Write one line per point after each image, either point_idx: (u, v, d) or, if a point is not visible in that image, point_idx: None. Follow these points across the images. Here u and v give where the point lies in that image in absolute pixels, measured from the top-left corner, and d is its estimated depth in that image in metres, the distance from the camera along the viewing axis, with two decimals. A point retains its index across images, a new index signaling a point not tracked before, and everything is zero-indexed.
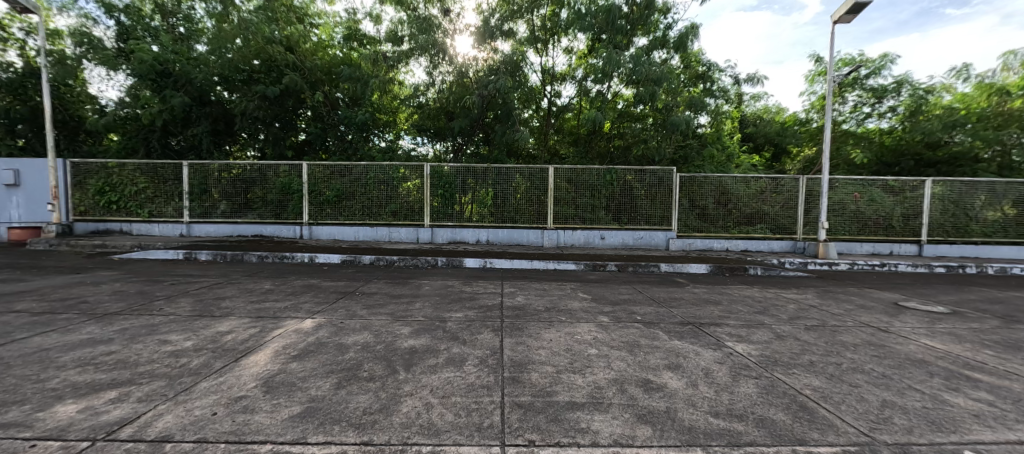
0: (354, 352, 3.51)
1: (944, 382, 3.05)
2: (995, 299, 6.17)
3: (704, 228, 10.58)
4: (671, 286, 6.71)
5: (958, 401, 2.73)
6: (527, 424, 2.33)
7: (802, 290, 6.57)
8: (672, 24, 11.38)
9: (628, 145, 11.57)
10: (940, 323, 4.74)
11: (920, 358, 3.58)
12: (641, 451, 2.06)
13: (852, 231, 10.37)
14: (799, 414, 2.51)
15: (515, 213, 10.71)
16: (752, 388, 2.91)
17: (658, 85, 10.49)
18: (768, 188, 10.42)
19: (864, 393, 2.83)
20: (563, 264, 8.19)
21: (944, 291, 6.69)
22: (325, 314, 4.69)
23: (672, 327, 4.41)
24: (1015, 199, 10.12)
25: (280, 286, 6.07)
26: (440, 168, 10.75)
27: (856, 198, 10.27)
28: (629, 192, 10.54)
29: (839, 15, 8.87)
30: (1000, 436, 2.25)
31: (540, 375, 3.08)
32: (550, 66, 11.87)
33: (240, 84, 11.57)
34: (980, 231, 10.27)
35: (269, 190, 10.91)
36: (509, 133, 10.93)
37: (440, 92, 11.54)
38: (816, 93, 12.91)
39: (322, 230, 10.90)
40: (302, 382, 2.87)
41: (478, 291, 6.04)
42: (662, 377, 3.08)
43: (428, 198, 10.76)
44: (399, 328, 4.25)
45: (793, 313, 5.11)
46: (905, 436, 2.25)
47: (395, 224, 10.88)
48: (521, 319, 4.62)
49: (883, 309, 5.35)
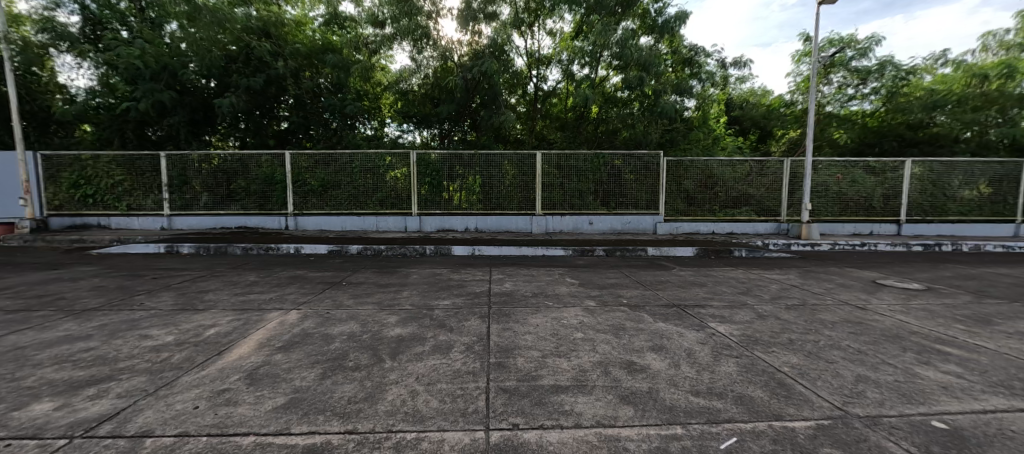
0: (340, 342, 3.49)
1: (916, 356, 3.16)
2: (968, 275, 6.38)
3: (691, 212, 10.67)
4: (658, 270, 6.78)
5: (928, 374, 2.83)
6: (512, 408, 2.37)
7: (784, 271, 6.70)
8: (662, 9, 11.22)
9: (615, 130, 11.46)
10: (915, 299, 4.90)
11: (895, 334, 3.70)
12: (622, 431, 2.10)
13: (835, 213, 10.56)
14: (777, 390, 2.58)
15: (504, 200, 10.66)
16: (733, 366, 2.98)
17: (645, 70, 10.46)
18: (754, 170, 10.47)
19: (840, 368, 2.92)
20: (552, 249, 8.22)
21: (921, 269, 6.89)
22: (311, 305, 4.66)
23: (657, 310, 4.47)
24: (991, 178, 10.38)
25: (266, 278, 6.00)
26: (426, 155, 10.58)
27: (840, 179, 10.40)
28: (618, 177, 10.52)
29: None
30: (965, 406, 2.35)
31: (525, 360, 3.10)
32: (535, 50, 11.72)
33: (220, 72, 11.06)
34: (957, 210, 10.54)
35: (252, 181, 10.67)
36: (494, 118, 10.79)
37: (424, 77, 11.38)
38: (802, 74, 12.96)
39: (309, 220, 10.73)
40: (287, 374, 2.85)
41: (467, 278, 6.03)
42: (645, 359, 3.13)
43: (414, 186, 10.65)
44: (387, 316, 4.24)
45: (775, 293, 5.24)
46: (876, 408, 2.33)
47: (382, 213, 10.76)
48: (508, 305, 4.64)
49: (862, 287, 5.51)
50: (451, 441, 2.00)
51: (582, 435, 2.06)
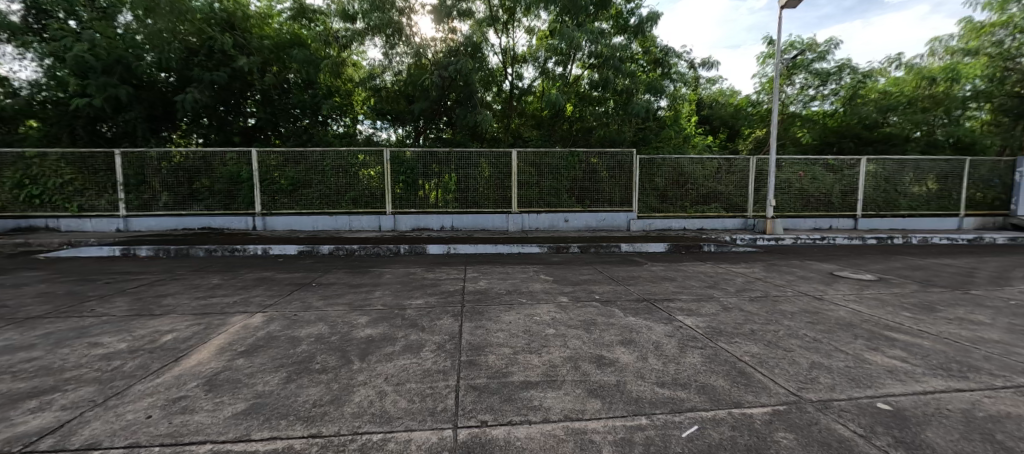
0: (306, 345, 3.40)
1: (866, 343, 3.35)
2: (916, 266, 6.80)
3: (663, 209, 10.92)
4: (630, 265, 6.92)
5: (876, 359, 3.01)
6: (481, 405, 2.37)
7: (750, 264, 6.97)
8: (634, 11, 11.45)
9: (590, 128, 11.62)
10: (868, 289, 5.19)
11: (848, 322, 3.91)
12: (589, 424, 2.14)
13: (798, 208, 11.04)
14: (737, 379, 2.68)
15: (480, 198, 10.64)
16: (697, 357, 3.07)
17: (616, 70, 10.72)
18: (722, 168, 10.83)
19: (796, 356, 3.06)
20: (527, 247, 8.25)
21: (874, 261, 7.30)
22: (278, 307, 4.51)
23: (628, 304, 4.57)
24: (938, 175, 11.09)
25: (230, 281, 5.77)
26: (401, 153, 10.42)
27: (801, 176, 10.89)
28: (593, 175, 10.65)
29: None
30: (907, 388, 2.50)
31: (496, 357, 3.11)
32: (511, 48, 11.74)
33: (182, 66, 10.59)
34: (907, 205, 11.20)
35: (216, 180, 10.24)
36: (470, 116, 10.72)
37: (398, 74, 11.23)
38: (766, 75, 13.51)
39: (278, 220, 10.39)
40: (249, 378, 2.75)
41: (441, 277, 5.99)
42: (614, 353, 3.19)
43: (388, 185, 10.47)
44: (357, 317, 4.16)
45: (740, 286, 5.44)
46: (828, 393, 2.46)
47: (356, 212, 10.54)
48: (481, 303, 4.64)
49: (820, 279, 5.80)
50: (418, 440, 1.98)
51: (549, 429, 2.09)
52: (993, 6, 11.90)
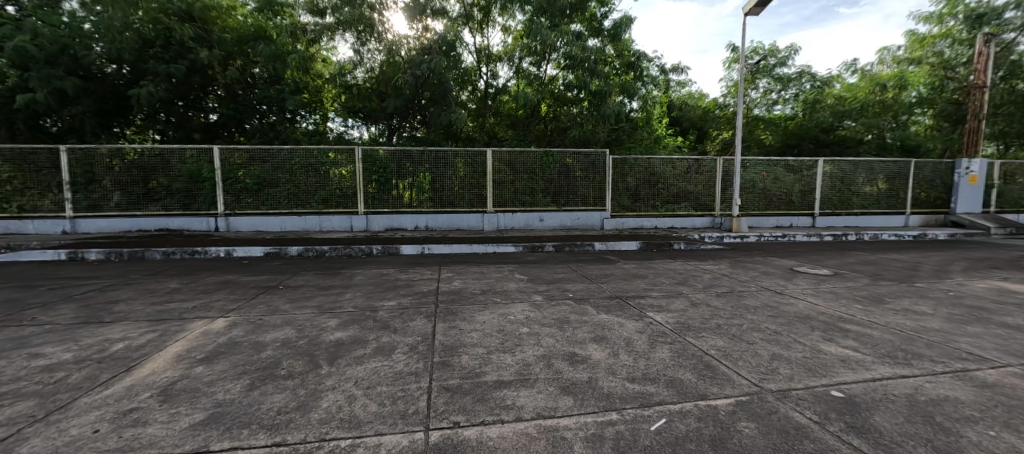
0: (271, 350, 3.27)
1: (822, 334, 3.55)
2: (868, 261, 7.26)
3: (635, 208, 11.17)
4: (604, 264, 7.05)
5: (831, 349, 3.18)
6: (453, 406, 2.35)
7: (717, 261, 7.23)
8: (607, 14, 11.67)
9: (565, 128, 11.76)
10: (824, 284, 5.50)
11: (806, 315, 4.13)
12: (561, 421, 2.16)
13: (761, 207, 11.55)
14: (703, 372, 2.77)
15: (454, 198, 10.55)
16: (666, 352, 3.16)
17: (591, 72, 10.87)
18: (691, 168, 11.19)
19: (759, 349, 3.20)
20: (502, 246, 8.26)
21: (831, 257, 7.73)
22: (241, 312, 4.32)
23: (601, 302, 4.65)
24: (888, 176, 11.86)
25: (190, 285, 5.48)
26: (374, 151, 10.18)
27: (765, 177, 11.41)
28: (568, 174, 10.78)
29: (749, 8, 9.55)
30: (858, 376, 2.66)
31: (470, 357, 3.09)
32: (486, 46, 11.72)
33: (137, 58, 9.99)
34: (860, 204, 11.91)
35: (175, 178, 9.70)
36: (444, 114, 10.63)
37: (370, 71, 11.11)
38: (732, 79, 14.10)
39: (242, 221, 9.97)
40: (209, 387, 2.62)
41: (415, 278, 5.90)
42: (586, 350, 3.24)
43: (361, 184, 10.23)
44: (326, 320, 4.04)
45: (707, 282, 5.64)
46: (787, 383, 2.58)
47: (326, 212, 10.24)
48: (455, 303, 4.60)
49: (781, 274, 6.09)
50: (389, 444, 1.95)
51: (522, 428, 2.09)
52: (932, 19, 12.99)
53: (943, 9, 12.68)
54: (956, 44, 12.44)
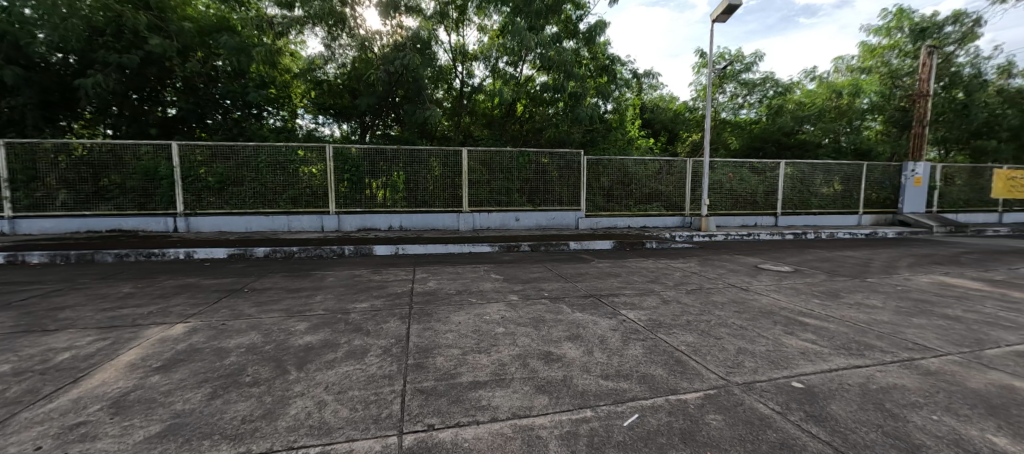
0: (235, 356, 3.13)
1: (784, 328, 3.73)
2: (825, 258, 7.70)
3: (609, 207, 11.38)
4: (578, 263, 7.15)
5: (793, 342, 3.35)
6: (428, 408, 2.32)
7: (687, 260, 7.48)
8: (582, 17, 11.85)
9: (540, 129, 11.86)
10: (785, 280, 5.79)
11: (769, 310, 4.33)
12: (537, 420, 2.18)
13: (728, 207, 12.04)
14: (674, 368, 2.86)
15: (429, 197, 10.41)
16: (638, 349, 3.24)
17: (567, 74, 10.96)
18: (663, 169, 11.51)
19: (726, 343, 3.33)
20: (477, 246, 8.23)
21: (791, 254, 8.14)
22: (203, 317, 4.10)
23: (575, 301, 4.72)
24: (843, 177, 12.60)
25: (146, 289, 5.15)
26: (345, 149, 9.91)
27: (731, 178, 11.89)
28: (543, 174, 10.86)
29: (717, 15, 9.92)
30: (816, 367, 2.81)
31: (445, 358, 3.06)
32: (462, 45, 11.66)
33: (86, 46, 9.31)
34: (818, 204, 12.60)
35: (128, 176, 9.09)
36: (418, 112, 10.50)
37: (342, 67, 10.85)
38: (701, 83, 14.63)
39: (204, 221, 9.47)
40: (166, 397, 2.48)
41: (389, 279, 5.79)
42: (562, 348, 3.27)
43: (332, 183, 9.94)
44: (295, 324, 3.90)
45: (678, 280, 5.82)
46: (752, 375, 2.70)
47: (295, 212, 9.88)
48: (430, 304, 4.55)
49: (746, 272, 6.37)
50: (361, 450, 1.90)
51: (497, 428, 2.09)
52: (881, 32, 13.96)
53: (891, 23, 13.69)
54: (903, 56, 13.47)
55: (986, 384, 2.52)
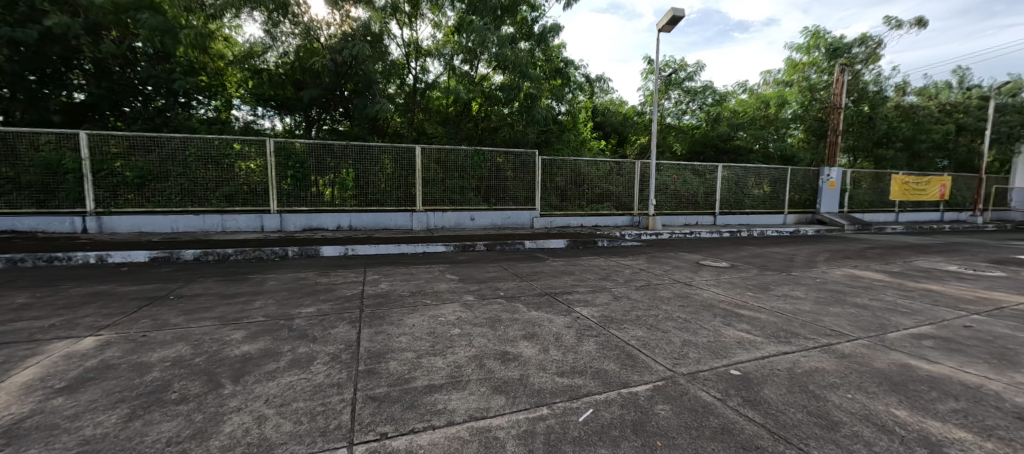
0: (159, 371, 2.80)
1: (723, 320, 4.03)
2: (756, 254, 8.44)
3: (563, 207, 11.65)
4: (534, 261, 7.25)
5: (730, 333, 3.63)
6: (380, 416, 2.22)
7: (636, 257, 7.85)
8: (537, 18, 11.98)
9: (496, 128, 11.87)
10: (723, 275, 6.26)
11: (709, 303, 4.66)
12: (494, 421, 2.17)
13: (672, 207, 12.80)
14: (625, 362, 2.99)
15: (381, 196, 10.05)
16: (592, 345, 3.34)
17: (522, 75, 11.07)
18: (613, 170, 11.97)
19: (672, 336, 3.53)
20: (432, 246, 8.07)
21: (728, 251, 8.84)
22: (118, 328, 3.64)
23: (531, 299, 4.77)
24: (771, 180, 13.86)
25: (45, 299, 4.48)
26: (288, 144, 9.27)
27: (675, 179, 12.64)
28: (499, 174, 10.88)
29: (663, 25, 10.48)
30: (750, 355, 3.07)
31: (398, 363, 2.96)
32: (415, 41, 11.37)
33: None
34: (750, 204, 13.77)
35: (22, 169, 7.88)
36: (368, 107, 10.10)
37: (284, 56, 10.17)
38: (648, 89, 15.43)
39: (120, 220, 8.43)
40: (71, 422, 2.15)
41: (338, 281, 5.51)
42: (518, 347, 3.29)
43: (273, 179, 9.25)
44: (232, 332, 3.58)
45: (628, 277, 6.10)
46: (695, 365, 2.88)
47: (230, 211, 9.08)
48: (382, 307, 4.38)
49: (689, 268, 6.81)
50: None
51: (454, 432, 2.06)
52: (801, 49, 15.54)
53: (810, 42, 15.30)
54: (820, 72, 15.12)
55: (888, 364, 2.89)
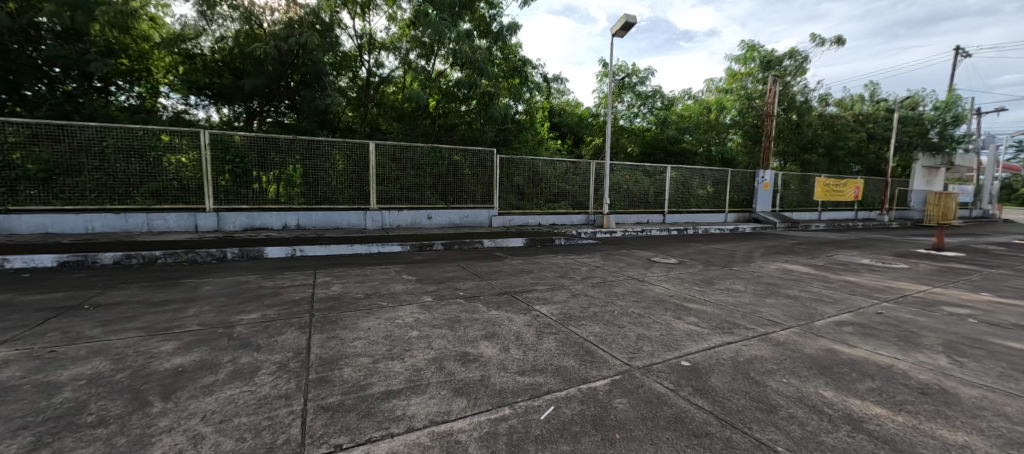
0: (69, 391, 2.45)
1: (673, 313, 4.26)
2: (701, 251, 9.02)
3: (521, 206, 11.76)
4: (493, 260, 7.23)
5: (680, 326, 3.85)
6: (334, 427, 2.10)
7: (592, 255, 8.09)
8: (496, 16, 11.96)
9: (454, 125, 11.69)
10: (672, 270, 6.63)
11: (660, 298, 4.90)
12: (455, 424, 2.13)
13: (625, 206, 13.35)
14: (584, 358, 3.06)
15: (332, 193, 9.56)
16: (552, 342, 3.39)
17: (479, 72, 11.01)
18: (570, 169, 12.25)
19: (627, 331, 3.67)
20: (388, 246, 7.79)
21: (676, 248, 9.37)
22: (15, 344, 3.14)
23: (491, 298, 4.76)
24: (713, 181, 14.88)
25: None
26: (227, 136, 8.52)
27: (627, 179, 13.19)
28: (457, 172, 10.75)
29: (616, 30, 10.87)
30: (698, 346, 3.27)
31: (353, 369, 2.82)
32: (369, 32, 10.91)
33: None
34: (695, 203, 14.70)
35: None
36: (318, 100, 9.57)
37: (221, 41, 9.36)
38: (602, 91, 15.97)
39: (18, 220, 7.31)
40: None
41: (284, 285, 5.15)
42: (478, 348, 3.26)
43: (208, 175, 8.47)
44: (161, 344, 3.22)
45: (585, 274, 6.26)
46: (649, 358, 3.02)
47: (158, 209, 8.20)
48: (335, 311, 4.16)
49: (641, 264, 7.13)
50: None
51: (414, 438, 1.99)
52: (739, 60, 16.84)
53: (746, 54, 16.62)
54: (756, 82, 16.45)
55: (816, 349, 3.20)
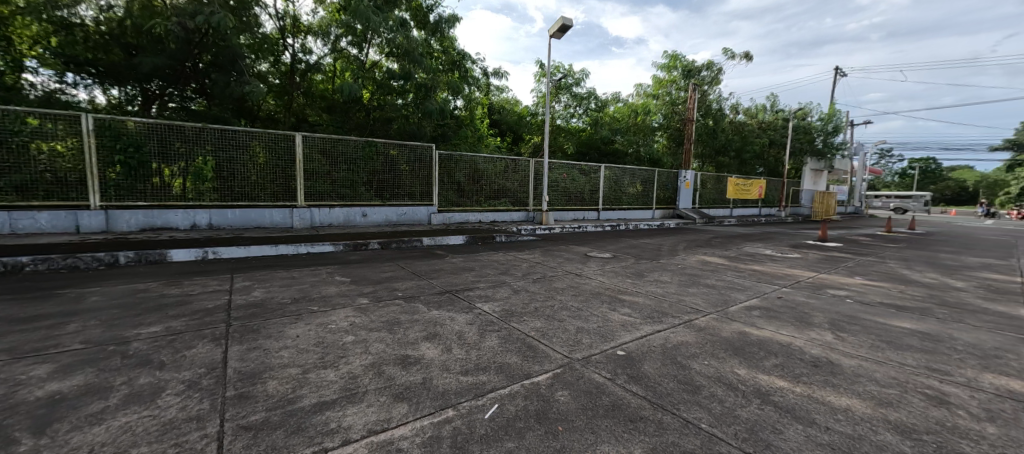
0: None
1: (609, 306, 4.50)
2: (632, 245, 9.64)
3: (461, 203, 11.64)
4: (433, 259, 7.06)
5: (616, 317, 4.07)
6: (257, 448, 1.89)
7: (532, 251, 8.25)
8: (433, 7, 11.62)
9: (389, 119, 11.13)
10: (607, 265, 7.00)
11: (597, 291, 5.15)
12: (396, 432, 2.04)
13: (563, 203, 13.82)
14: (527, 353, 3.10)
15: (251, 189, 8.64)
16: (495, 340, 3.39)
17: (415, 65, 10.64)
18: (510, 167, 12.38)
19: (568, 324, 3.80)
20: (318, 246, 7.23)
21: (610, 243, 9.92)
22: None
23: (431, 298, 4.63)
24: (641, 180, 15.97)
25: None
26: (115, 122, 7.29)
27: (565, 177, 13.64)
28: (393, 168, 10.29)
29: (554, 32, 11.17)
30: (633, 336, 3.48)
31: (279, 382, 2.56)
32: (293, 14, 9.99)
33: None
34: (626, 200, 15.68)
35: None
36: (233, 86, 8.59)
37: (106, 10, 7.95)
38: (541, 91, 16.33)
39: None
40: None
41: (193, 292, 4.54)
42: (419, 350, 3.15)
43: (92, 166, 7.16)
44: (25, 369, 2.65)
45: (525, 270, 6.37)
46: (588, 350, 3.15)
47: (20, 207, 6.75)
48: (256, 319, 3.76)
49: (578, 259, 7.43)
50: None
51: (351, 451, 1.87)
52: (664, 69, 18.26)
53: (670, 63, 18.11)
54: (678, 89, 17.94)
55: (731, 332, 3.58)
